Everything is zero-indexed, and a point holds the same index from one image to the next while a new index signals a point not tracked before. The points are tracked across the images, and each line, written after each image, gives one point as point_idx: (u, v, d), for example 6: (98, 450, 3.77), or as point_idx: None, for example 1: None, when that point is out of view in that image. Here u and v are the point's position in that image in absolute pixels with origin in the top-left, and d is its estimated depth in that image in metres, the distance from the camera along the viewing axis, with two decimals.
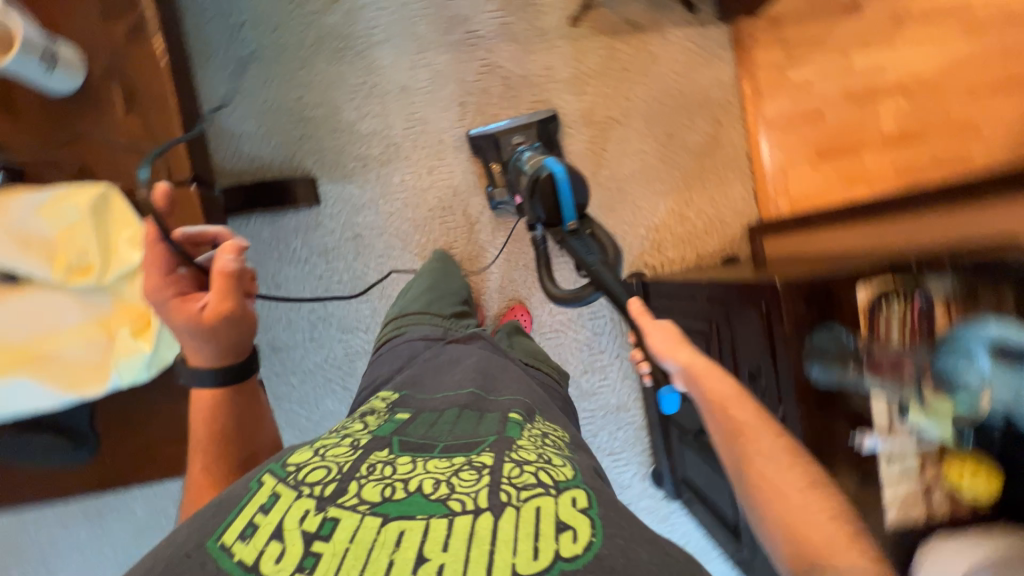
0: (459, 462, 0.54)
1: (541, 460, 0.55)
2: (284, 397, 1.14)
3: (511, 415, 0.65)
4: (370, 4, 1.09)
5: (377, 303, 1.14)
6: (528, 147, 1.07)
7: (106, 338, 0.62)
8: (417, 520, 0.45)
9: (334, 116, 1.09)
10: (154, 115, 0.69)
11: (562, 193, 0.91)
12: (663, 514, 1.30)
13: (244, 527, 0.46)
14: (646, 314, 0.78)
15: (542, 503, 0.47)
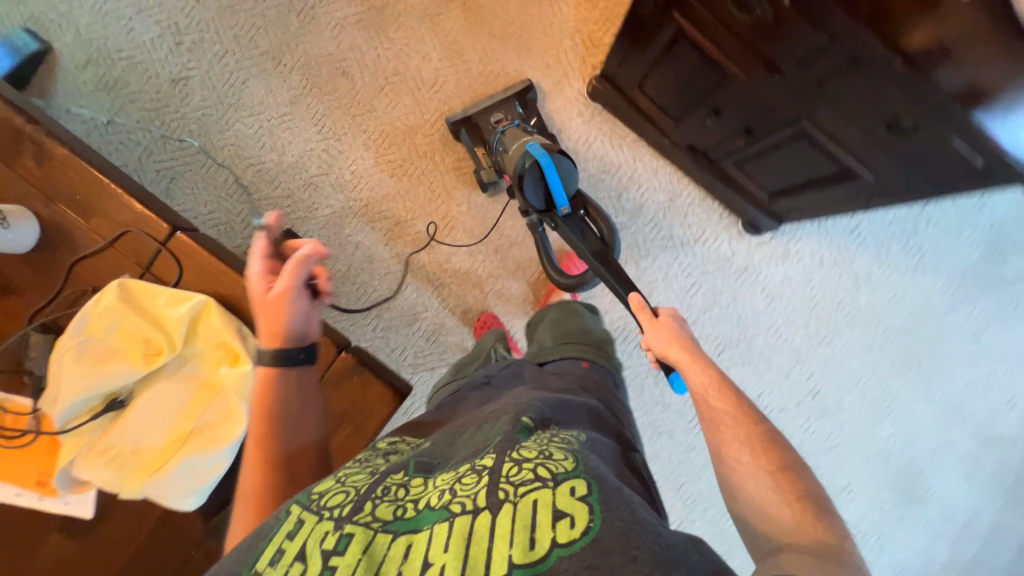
0: (464, 468, 0.52)
1: (542, 454, 0.49)
2: (413, 408, 1.19)
3: (522, 416, 0.58)
4: (213, 61, 1.14)
5: (416, 279, 1.17)
6: (510, 122, 1.05)
7: (217, 389, 0.57)
8: (423, 531, 0.45)
9: (264, 169, 1.15)
10: (108, 206, 0.59)
11: (550, 184, 0.86)
12: (783, 250, 1.16)
13: (273, 553, 0.46)
14: (646, 308, 0.77)
15: (540, 495, 0.44)
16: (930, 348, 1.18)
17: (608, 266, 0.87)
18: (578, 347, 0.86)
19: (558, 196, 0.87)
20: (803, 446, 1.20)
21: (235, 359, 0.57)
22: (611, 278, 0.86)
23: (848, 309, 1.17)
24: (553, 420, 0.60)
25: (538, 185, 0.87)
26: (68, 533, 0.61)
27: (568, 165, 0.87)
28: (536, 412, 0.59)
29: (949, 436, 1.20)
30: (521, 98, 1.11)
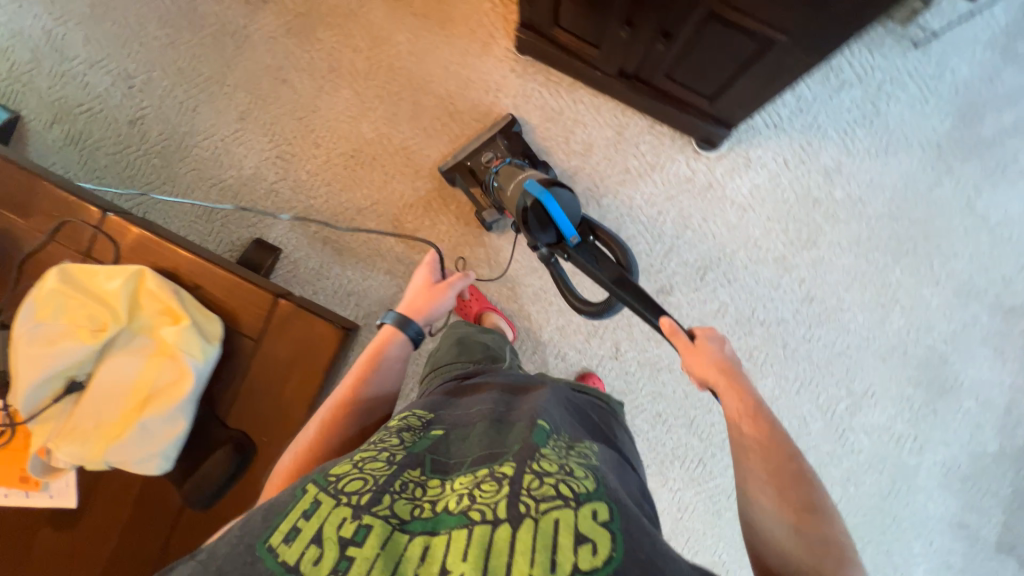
0: (483, 473, 0.50)
1: (563, 471, 0.48)
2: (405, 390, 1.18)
3: (539, 421, 0.57)
4: (164, 96, 1.21)
5: (385, 262, 1.19)
6: (500, 160, 1.06)
7: (163, 349, 0.58)
8: (442, 534, 0.43)
9: (226, 186, 1.20)
10: (46, 201, 0.64)
11: (552, 214, 0.79)
12: (744, 159, 1.13)
13: (290, 530, 0.45)
14: (681, 331, 0.71)
15: (562, 516, 0.42)
16: (922, 228, 1.12)
17: (635, 293, 0.75)
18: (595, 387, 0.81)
19: (563, 225, 0.79)
20: (811, 355, 1.14)
21: (174, 318, 0.58)
22: (638, 305, 0.75)
23: (825, 206, 1.13)
24: (566, 429, 0.59)
25: (541, 219, 0.82)
26: (56, 527, 0.62)
27: (569, 195, 0.83)
28: (549, 417, 0.59)
29: (966, 316, 1.12)
30: (507, 133, 1.12)
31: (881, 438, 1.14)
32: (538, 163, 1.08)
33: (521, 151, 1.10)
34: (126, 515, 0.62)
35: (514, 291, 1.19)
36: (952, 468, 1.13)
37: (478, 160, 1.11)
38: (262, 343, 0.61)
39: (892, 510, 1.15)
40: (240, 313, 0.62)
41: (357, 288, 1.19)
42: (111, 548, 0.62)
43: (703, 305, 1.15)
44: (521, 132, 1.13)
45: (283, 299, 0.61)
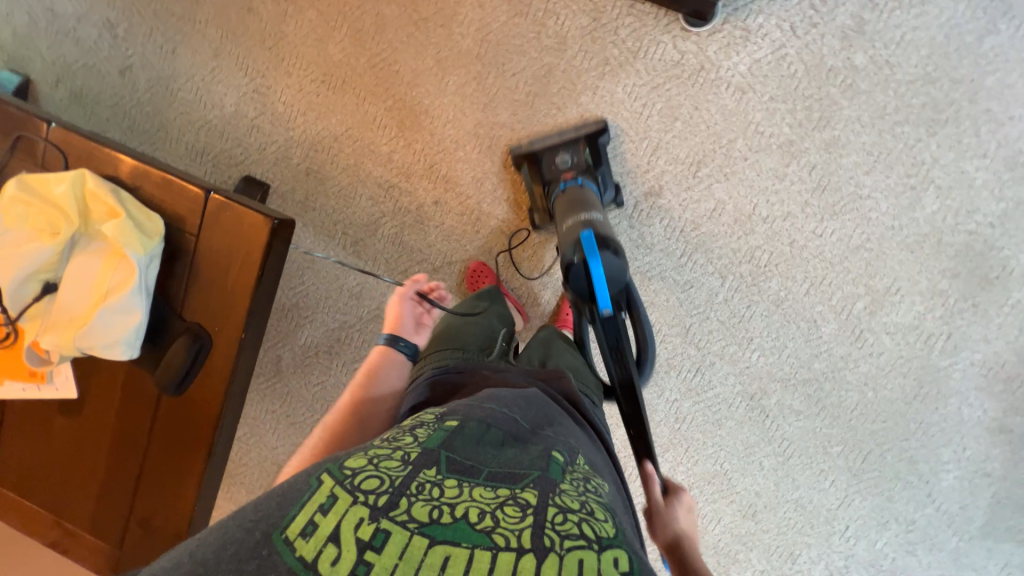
0: (504, 494, 0.49)
1: (585, 509, 0.49)
2: None
3: (554, 453, 0.58)
4: (145, 44, 1.23)
5: (367, 189, 1.18)
6: (574, 177, 1.01)
7: (108, 244, 0.62)
8: (462, 548, 0.43)
9: (212, 127, 1.23)
10: (12, 125, 0.71)
11: (596, 282, 0.77)
12: (743, 30, 0.98)
13: (306, 523, 0.45)
14: (655, 481, 0.71)
15: (586, 556, 0.43)
16: (967, 90, 0.94)
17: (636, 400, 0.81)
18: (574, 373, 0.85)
19: (603, 296, 0.78)
20: (823, 251, 1.03)
21: (115, 215, 0.63)
22: (633, 412, 0.81)
23: (842, 76, 0.97)
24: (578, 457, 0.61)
25: (583, 278, 0.78)
26: (66, 415, 0.71)
27: (620, 265, 0.79)
28: (564, 447, 0.60)
29: (1021, 193, 0.95)
30: (592, 141, 1.05)
31: (906, 339, 1.03)
32: (607, 185, 1.04)
33: (600, 168, 1.04)
34: (117, 403, 0.70)
35: (496, 208, 1.15)
36: (993, 367, 1.01)
37: (553, 161, 1.05)
38: (201, 238, 0.65)
39: (917, 416, 1.05)
40: (179, 209, 0.66)
41: (342, 218, 1.20)
42: (111, 434, 0.71)
43: (697, 205, 1.05)
44: (606, 142, 1.05)
45: (213, 192, 0.64)
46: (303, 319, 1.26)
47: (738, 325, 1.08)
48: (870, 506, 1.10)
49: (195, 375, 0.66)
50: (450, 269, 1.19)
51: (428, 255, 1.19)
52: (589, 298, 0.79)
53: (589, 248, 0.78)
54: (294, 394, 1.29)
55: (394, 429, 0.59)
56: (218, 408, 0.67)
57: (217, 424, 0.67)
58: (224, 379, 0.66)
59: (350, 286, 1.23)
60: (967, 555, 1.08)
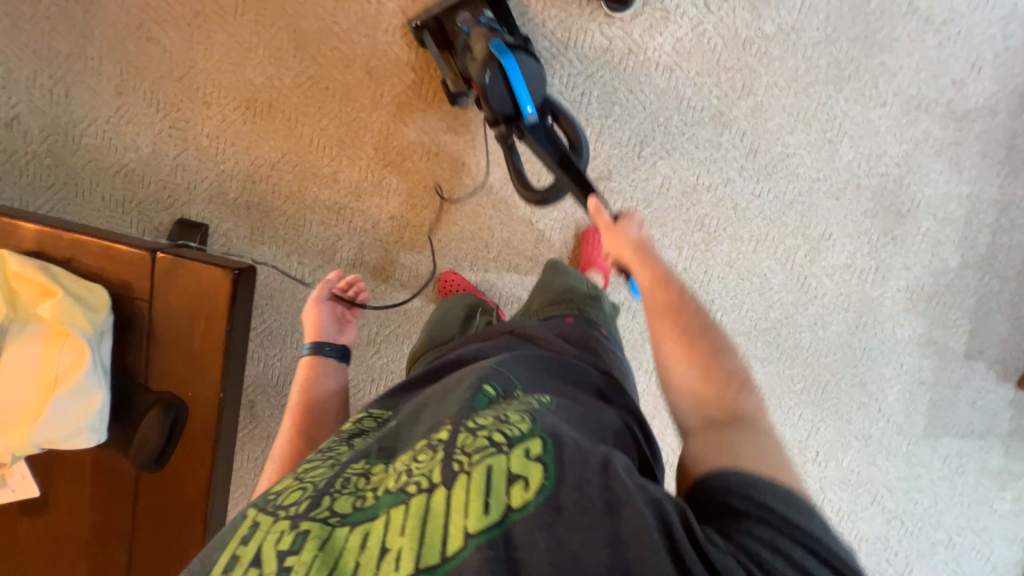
0: (418, 443, 0.50)
1: (497, 418, 0.49)
2: (373, 335, 1.18)
3: (484, 385, 0.55)
4: (31, 89, 1.10)
5: (316, 214, 1.13)
6: (476, 21, 0.95)
7: (45, 326, 0.57)
8: (379, 516, 0.44)
9: (129, 171, 1.12)
10: None
11: (512, 82, 0.87)
12: (662, 10, 1.03)
13: (228, 559, 0.44)
14: (605, 211, 0.78)
15: (495, 461, 0.44)
16: (863, 47, 1.04)
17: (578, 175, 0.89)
18: (564, 305, 0.92)
19: (523, 98, 0.87)
20: (763, 210, 1.11)
21: (49, 295, 0.58)
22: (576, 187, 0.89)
23: (757, 45, 1.04)
24: (513, 381, 0.58)
25: (501, 82, 0.87)
26: (30, 514, 0.65)
27: (531, 66, 0.90)
28: (496, 378, 0.57)
29: (917, 133, 1.07)
30: None
31: (844, 278, 1.14)
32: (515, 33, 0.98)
33: (505, 20, 0.99)
34: (91, 492, 0.65)
35: (452, 214, 1.14)
36: (915, 289, 1.14)
37: (454, 22, 0.98)
38: (155, 302, 0.61)
39: (862, 345, 1.17)
40: (121, 274, 0.61)
41: (295, 248, 1.15)
42: (88, 521, 0.65)
43: (646, 183, 1.10)
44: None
45: (160, 251, 0.60)
46: (271, 358, 1.20)
47: (699, 290, 1.15)
48: (834, 430, 1.22)
49: (176, 443, 0.63)
50: (417, 281, 1.17)
51: (393, 271, 1.16)
52: (510, 102, 0.89)
53: (500, 53, 0.87)
54: (275, 436, 1.24)
55: (331, 438, 0.60)
56: (206, 473, 0.63)
57: (208, 484, 0.64)
58: (209, 444, 0.63)
59: None
60: (917, 455, 1.23)
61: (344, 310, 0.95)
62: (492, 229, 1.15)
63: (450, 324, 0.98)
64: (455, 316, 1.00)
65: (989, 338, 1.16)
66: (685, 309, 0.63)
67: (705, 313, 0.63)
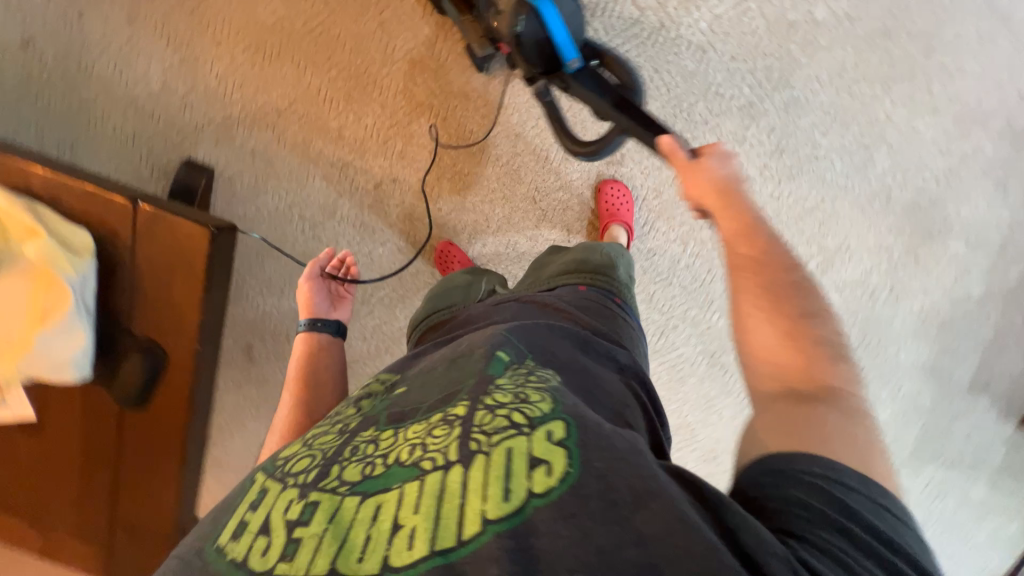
0: (434, 418, 0.51)
1: (517, 398, 0.49)
2: (367, 297, 1.20)
3: (500, 351, 0.58)
4: (44, 10, 1.08)
5: (319, 169, 1.12)
6: None
7: (34, 266, 0.59)
8: (391, 490, 0.44)
9: (140, 106, 1.12)
10: None
11: (552, 29, 0.81)
12: None
13: (235, 525, 0.47)
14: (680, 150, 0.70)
15: (515, 444, 0.44)
16: (923, 45, 0.93)
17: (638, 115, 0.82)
18: (575, 274, 0.86)
19: (564, 46, 0.83)
20: (779, 214, 1.04)
21: (36, 235, 0.59)
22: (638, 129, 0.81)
23: (803, 32, 0.94)
24: (530, 350, 0.59)
25: (538, 32, 0.82)
26: (27, 432, 0.70)
27: (566, 10, 0.84)
28: (511, 344, 0.59)
29: (965, 148, 0.97)
30: None
31: (854, 294, 1.08)
32: None
33: None
34: (80, 421, 0.69)
35: (455, 183, 1.11)
36: (929, 315, 1.08)
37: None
38: (137, 252, 0.62)
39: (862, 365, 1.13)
40: (104, 220, 0.62)
41: (297, 202, 1.14)
42: (78, 445, 0.71)
43: (659, 172, 1.06)
44: None
45: (142, 202, 0.60)
46: (268, 306, 1.23)
47: (699, 289, 1.11)
48: None
49: (156, 388, 0.66)
50: (414, 247, 1.16)
51: (392, 235, 1.16)
52: (554, 53, 0.84)
53: (534, 1, 0.82)
54: (269, 380, 1.29)
55: (343, 406, 0.63)
56: (184, 416, 0.67)
57: (187, 422, 0.68)
58: (186, 391, 0.66)
59: None
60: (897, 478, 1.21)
61: (335, 288, 1.00)
62: (494, 202, 1.12)
63: (451, 293, 0.92)
64: (458, 284, 0.94)
65: (998, 373, 1.11)
66: (769, 267, 0.61)
67: (792, 268, 0.61)
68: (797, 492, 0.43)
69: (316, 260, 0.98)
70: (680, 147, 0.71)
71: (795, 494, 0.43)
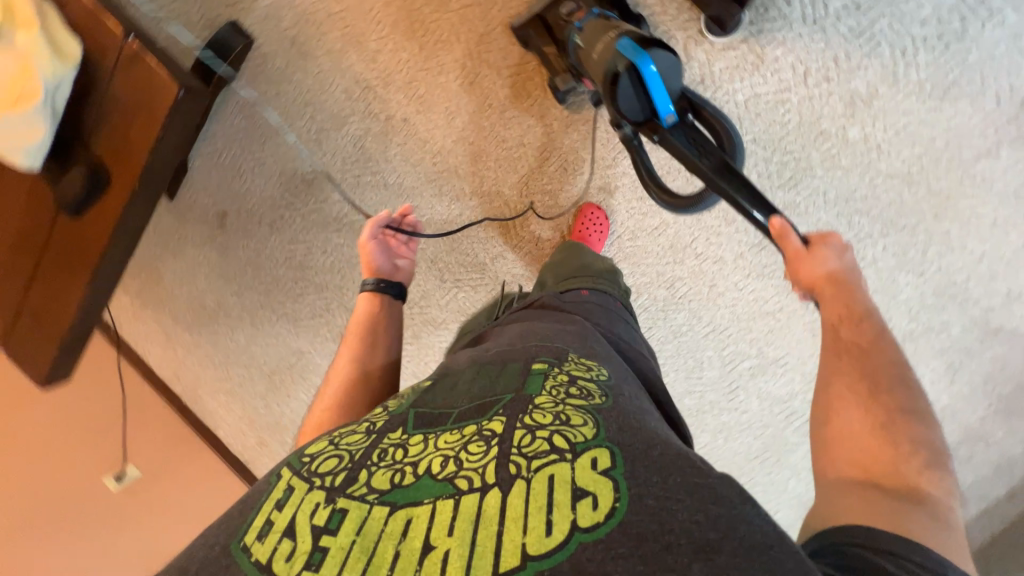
0: (470, 432, 0.53)
1: (558, 420, 0.51)
2: (342, 214, 1.25)
3: (536, 365, 0.63)
4: None
5: (344, 81, 1.15)
6: (586, 12, 0.91)
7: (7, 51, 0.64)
8: (424, 504, 0.45)
9: None
10: None
11: (651, 85, 0.79)
12: (759, 57, 0.92)
13: (262, 525, 0.47)
14: (792, 236, 0.71)
15: (556, 471, 0.45)
16: (938, 206, 0.91)
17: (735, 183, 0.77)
18: (580, 279, 0.92)
19: (661, 103, 0.80)
20: (735, 305, 1.07)
21: (26, 30, 0.65)
22: (736, 195, 0.76)
23: (830, 144, 0.93)
24: (565, 352, 0.67)
25: (632, 88, 0.80)
26: None
27: (669, 62, 0.80)
28: (547, 355, 0.65)
29: (934, 321, 0.96)
30: None
31: (770, 407, 1.12)
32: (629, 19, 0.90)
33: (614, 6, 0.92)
34: (23, 209, 0.78)
35: (457, 145, 1.14)
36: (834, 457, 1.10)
37: (557, 12, 0.95)
38: (112, 82, 0.69)
39: (750, 472, 1.20)
40: (98, 44, 0.69)
41: (316, 102, 1.18)
42: (16, 228, 0.79)
43: (642, 218, 1.08)
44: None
45: (132, 40, 0.67)
46: (254, 186, 1.27)
47: None
48: None
49: (91, 207, 0.74)
50: (399, 189, 1.20)
51: (384, 169, 1.19)
52: (650, 108, 0.81)
53: (634, 53, 0.79)
54: (229, 252, 1.34)
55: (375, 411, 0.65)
56: (104, 244, 0.74)
57: (104, 248, 0.75)
58: (112, 219, 0.73)
59: (304, 170, 1.24)
60: None
61: (399, 247, 0.99)
62: (484, 178, 1.15)
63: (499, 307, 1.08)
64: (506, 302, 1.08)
65: None
66: (874, 357, 0.64)
67: (899, 365, 0.63)
68: (884, 565, 0.45)
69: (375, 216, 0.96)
70: (791, 232, 0.72)
71: (874, 560, 0.45)
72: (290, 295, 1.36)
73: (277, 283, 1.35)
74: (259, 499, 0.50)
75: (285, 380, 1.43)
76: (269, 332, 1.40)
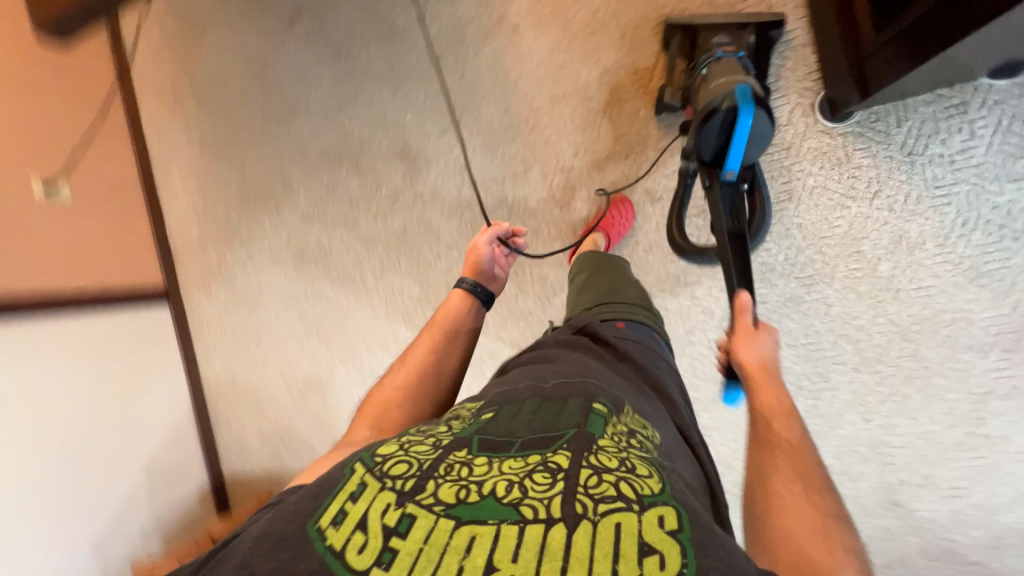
0: (534, 460, 0.49)
1: (623, 467, 0.47)
2: (403, 77, 1.20)
3: (595, 405, 0.58)
4: None
5: None
6: (732, 51, 0.92)
7: None
8: (489, 525, 0.42)
9: None
10: None
11: (738, 137, 0.79)
12: (846, 155, 0.94)
13: (337, 511, 0.45)
14: (749, 313, 0.75)
15: (623, 520, 0.42)
16: (913, 369, 0.95)
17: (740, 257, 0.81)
18: (613, 306, 0.87)
19: (733, 157, 0.81)
20: (698, 360, 1.09)
21: None
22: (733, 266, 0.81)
23: (859, 266, 0.95)
24: (622, 403, 0.61)
25: (720, 129, 0.81)
26: None
27: (764, 127, 0.81)
28: (605, 399, 0.60)
29: (852, 466, 0.99)
30: (762, 32, 0.95)
31: None
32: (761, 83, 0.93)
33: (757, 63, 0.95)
34: None
35: (546, 79, 1.13)
36: None
37: (707, 37, 0.97)
38: None
39: None
40: None
41: None
42: None
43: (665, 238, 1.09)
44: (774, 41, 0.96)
45: None
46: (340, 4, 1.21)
47: None
48: None
49: None
50: (469, 86, 1.17)
51: (468, 60, 1.16)
52: (722, 157, 0.83)
53: (743, 100, 0.79)
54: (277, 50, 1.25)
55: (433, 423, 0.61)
56: None
57: None
58: None
59: (394, 17, 1.19)
60: None
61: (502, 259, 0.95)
62: (551, 122, 1.14)
63: None
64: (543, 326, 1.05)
65: None
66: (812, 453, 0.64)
67: None
68: None
69: (496, 223, 0.93)
70: (749, 310, 0.76)
71: None
72: (304, 121, 1.27)
73: (299, 105, 1.27)
74: (332, 487, 0.48)
75: (258, 200, 1.31)
76: (263, 146, 1.30)
